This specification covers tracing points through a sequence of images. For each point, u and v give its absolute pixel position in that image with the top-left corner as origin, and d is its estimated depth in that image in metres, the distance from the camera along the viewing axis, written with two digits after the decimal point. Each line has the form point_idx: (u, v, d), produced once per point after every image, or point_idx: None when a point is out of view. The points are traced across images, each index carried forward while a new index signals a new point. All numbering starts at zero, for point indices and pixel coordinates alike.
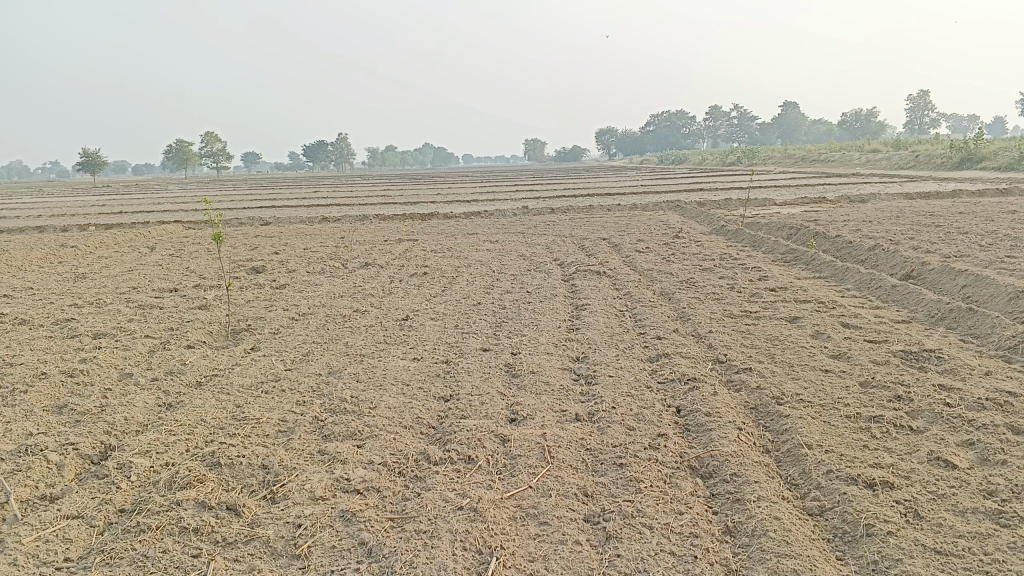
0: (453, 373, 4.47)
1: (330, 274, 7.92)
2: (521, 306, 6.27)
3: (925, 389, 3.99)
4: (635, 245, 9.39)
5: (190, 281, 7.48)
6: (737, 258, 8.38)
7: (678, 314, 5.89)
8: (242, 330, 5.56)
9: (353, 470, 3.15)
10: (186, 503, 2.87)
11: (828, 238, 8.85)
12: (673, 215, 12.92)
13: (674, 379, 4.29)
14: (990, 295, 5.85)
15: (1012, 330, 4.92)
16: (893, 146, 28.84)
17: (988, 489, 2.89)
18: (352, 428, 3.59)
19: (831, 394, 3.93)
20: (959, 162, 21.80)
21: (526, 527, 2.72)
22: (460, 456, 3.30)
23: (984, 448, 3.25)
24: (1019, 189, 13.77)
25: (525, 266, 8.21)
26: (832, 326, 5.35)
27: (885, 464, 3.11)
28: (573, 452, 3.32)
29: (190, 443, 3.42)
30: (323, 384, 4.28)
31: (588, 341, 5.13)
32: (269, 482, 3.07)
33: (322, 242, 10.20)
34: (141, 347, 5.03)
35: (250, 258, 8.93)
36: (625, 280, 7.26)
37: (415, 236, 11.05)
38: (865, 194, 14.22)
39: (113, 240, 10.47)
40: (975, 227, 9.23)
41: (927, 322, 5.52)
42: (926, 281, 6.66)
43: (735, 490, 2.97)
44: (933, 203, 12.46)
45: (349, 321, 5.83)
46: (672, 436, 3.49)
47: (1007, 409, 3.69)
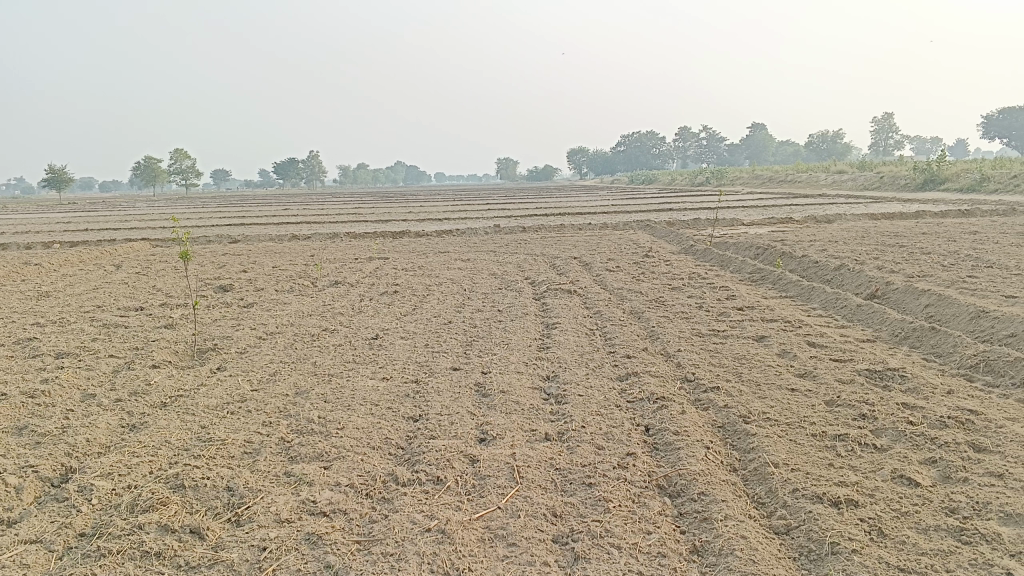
0: (423, 392, 4.46)
1: (299, 292, 7.87)
2: (492, 324, 6.27)
3: (889, 407, 4.05)
4: (605, 264, 9.46)
5: (156, 299, 7.40)
6: (706, 277, 8.46)
7: (647, 333, 5.92)
8: (208, 349, 5.50)
9: (320, 492, 3.12)
10: (148, 527, 2.82)
11: (795, 258, 8.97)
12: (643, 234, 13.03)
13: (643, 398, 4.31)
14: (952, 314, 5.96)
15: (973, 349, 5.01)
16: (858, 167, 29.33)
17: (950, 507, 2.93)
18: (319, 449, 3.56)
19: (797, 413, 3.97)
20: (922, 184, 22.22)
21: (494, 548, 2.71)
22: (428, 476, 3.28)
23: (946, 466, 3.30)
24: (980, 211, 14.06)
25: (496, 284, 8.22)
26: (798, 345, 5.41)
27: (850, 482, 3.14)
28: (542, 472, 3.32)
29: (153, 465, 3.37)
30: (290, 404, 4.24)
31: (558, 360, 5.14)
32: (234, 505, 3.02)
33: (291, 260, 10.14)
34: (105, 367, 4.96)
35: (218, 276, 8.86)
36: (595, 299, 7.29)
37: (386, 254, 11.02)
38: (831, 214, 14.44)
39: (78, 257, 10.32)
40: (937, 247, 9.40)
41: (891, 341, 5.60)
42: (890, 300, 6.77)
43: (702, 509, 2.99)
44: (898, 223, 12.69)
45: (318, 340, 5.80)
46: (640, 455, 3.50)
47: (968, 427, 3.76)
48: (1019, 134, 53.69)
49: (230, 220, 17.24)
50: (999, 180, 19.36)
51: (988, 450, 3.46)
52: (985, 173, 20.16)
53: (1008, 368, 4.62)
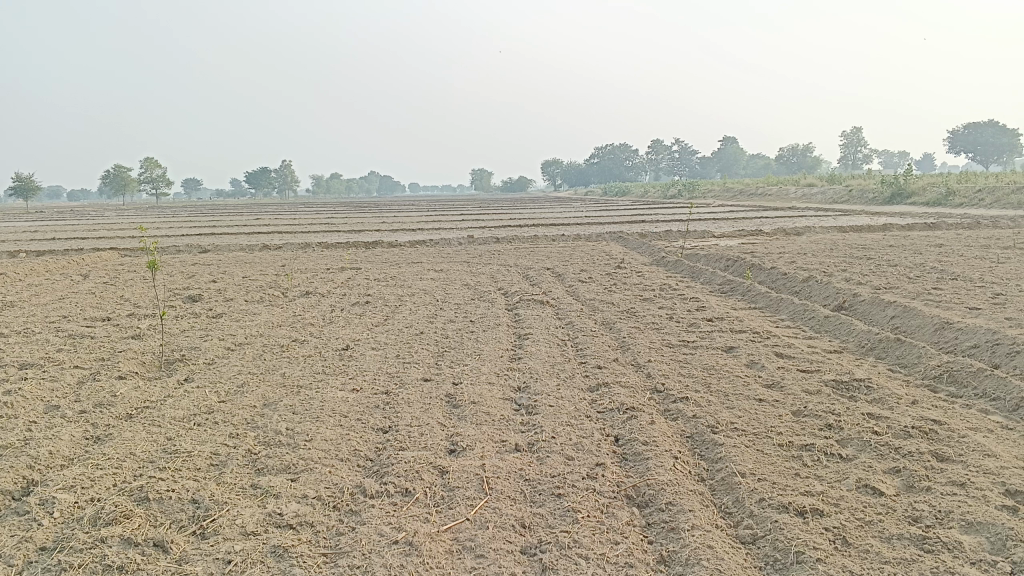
0: (392, 403, 4.44)
1: (269, 302, 7.82)
2: (463, 335, 6.27)
3: (855, 418, 4.10)
4: (577, 275, 9.50)
5: (124, 309, 7.31)
6: (677, 288, 8.53)
7: (618, 343, 5.95)
8: (176, 361, 5.44)
9: (287, 505, 3.09)
10: (111, 540, 2.78)
11: (764, 269, 9.07)
12: (615, 245, 13.10)
13: (613, 408, 4.33)
14: (917, 325, 6.06)
15: (938, 360, 5.10)
16: (827, 180, 29.74)
17: (913, 515, 2.97)
18: (286, 461, 3.53)
19: (764, 423, 4.01)
20: (889, 197, 22.58)
21: (462, 560, 2.70)
22: (397, 488, 3.27)
23: (909, 475, 3.35)
24: (945, 224, 14.30)
25: (468, 295, 8.22)
26: (767, 356, 5.46)
27: (815, 492, 3.17)
28: (511, 483, 3.32)
29: (118, 477, 3.32)
30: (259, 416, 4.20)
31: (529, 371, 5.15)
32: (199, 517, 2.99)
33: (261, 271, 10.07)
34: (70, 378, 4.88)
35: (186, 286, 8.78)
36: (567, 310, 7.33)
37: (358, 264, 10.97)
38: (800, 227, 14.63)
39: (43, 267, 10.16)
40: (903, 260, 9.54)
41: (858, 352, 5.68)
42: (857, 311, 6.87)
43: (670, 518, 3.00)
44: (865, 236, 12.88)
45: (287, 351, 5.75)
46: (609, 465, 3.51)
47: (931, 437, 3.82)
48: (985, 149, 54.70)
49: (201, 230, 17.09)
50: (964, 195, 19.71)
51: (950, 460, 3.51)
52: (950, 188, 20.52)
53: (971, 379, 4.71)
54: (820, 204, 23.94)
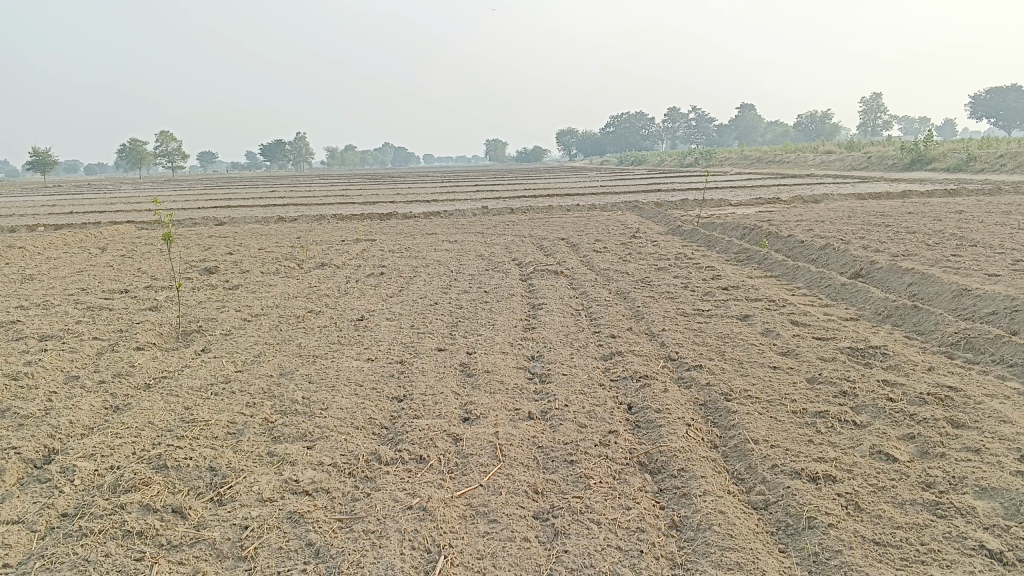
0: (407, 372, 4.47)
1: (285, 273, 7.87)
2: (478, 305, 6.28)
3: (870, 384, 4.09)
4: (592, 245, 9.48)
5: (141, 282, 7.36)
6: (692, 257, 8.49)
7: (633, 312, 5.94)
8: (193, 331, 5.49)
9: (302, 472, 3.13)
10: (130, 506, 2.82)
11: (781, 238, 9.01)
12: (630, 215, 13.04)
13: (627, 376, 4.33)
14: (935, 292, 6.01)
15: (955, 327, 5.06)
16: (845, 147, 29.38)
17: (927, 481, 2.96)
18: (302, 429, 3.57)
19: (778, 390, 4.01)
20: (909, 163, 22.34)
21: (476, 525, 2.72)
22: (411, 455, 3.29)
23: (924, 442, 3.33)
24: (966, 190, 14.11)
25: (483, 266, 8.22)
26: (782, 324, 5.44)
27: (829, 459, 3.17)
28: (524, 450, 3.34)
29: (137, 446, 3.37)
30: (274, 385, 4.24)
31: (544, 340, 5.16)
32: (216, 484, 3.03)
33: (277, 242, 10.11)
34: (89, 349, 4.94)
35: (203, 258, 8.82)
36: (582, 279, 7.32)
37: (373, 235, 10.99)
38: (818, 194, 14.52)
39: (63, 241, 10.25)
40: (922, 227, 9.44)
41: (874, 319, 5.65)
42: (874, 279, 6.82)
43: (682, 484, 3.01)
44: (884, 202, 12.73)
45: (303, 321, 5.78)
46: (622, 433, 3.52)
47: (947, 403, 3.80)
48: (1008, 114, 53.81)
49: (217, 202, 17.13)
50: (985, 160, 19.46)
51: (965, 427, 3.50)
52: (971, 153, 20.26)
53: (988, 346, 4.67)
54: (838, 171, 23.69)
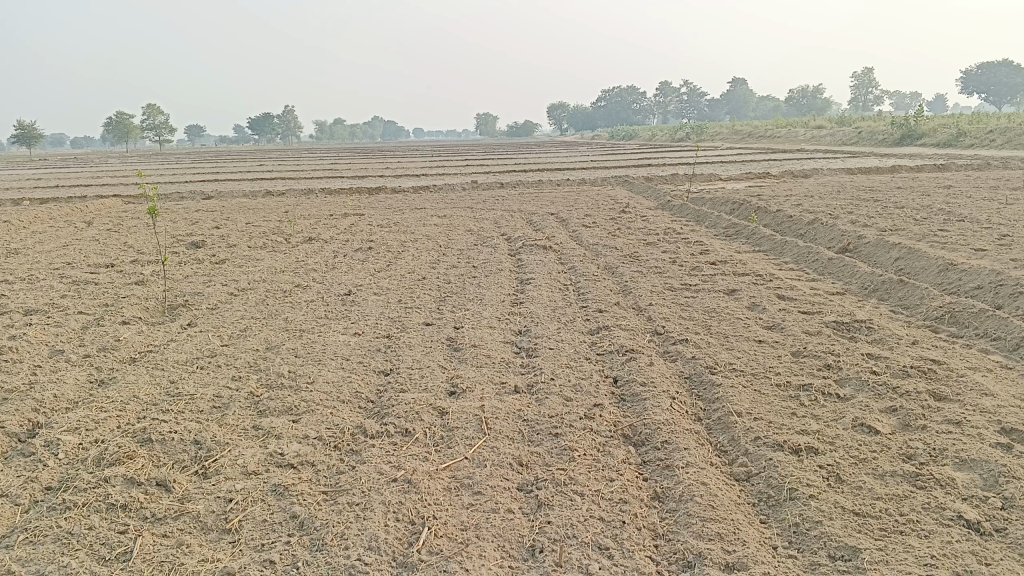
0: (394, 347, 4.47)
1: (272, 248, 7.83)
2: (465, 280, 6.27)
3: (854, 357, 4.11)
4: (581, 220, 9.46)
5: (127, 256, 7.31)
6: (681, 232, 8.49)
7: (620, 287, 5.95)
8: (179, 306, 5.47)
9: (288, 445, 3.13)
10: (114, 479, 2.82)
11: (769, 212, 9.01)
12: (620, 190, 13.01)
13: (613, 350, 4.34)
14: (921, 267, 6.03)
15: (940, 301, 5.08)
16: (836, 122, 29.33)
17: (908, 453, 2.99)
18: (288, 403, 3.57)
19: (762, 363, 4.04)
20: (899, 138, 22.33)
21: (460, 497, 2.74)
22: (396, 428, 3.30)
23: (906, 414, 3.36)
24: (956, 166, 14.12)
25: (472, 241, 8.20)
26: (768, 298, 5.46)
27: (811, 431, 3.19)
28: (510, 423, 3.35)
29: (121, 420, 3.36)
30: (261, 359, 4.24)
31: (531, 314, 5.16)
32: (200, 458, 3.03)
33: (265, 217, 10.04)
34: (74, 323, 4.91)
35: (190, 232, 8.77)
36: (571, 254, 7.31)
37: (362, 210, 10.92)
38: (808, 169, 14.51)
39: (48, 215, 10.15)
40: (911, 202, 9.45)
41: (861, 293, 5.67)
42: (861, 254, 6.84)
43: (665, 456, 3.03)
44: (873, 178, 12.74)
45: (290, 296, 5.76)
46: (607, 406, 3.54)
47: (930, 376, 3.83)
48: (998, 89, 53.80)
49: (205, 176, 17.01)
50: (975, 135, 19.48)
51: (947, 400, 3.52)
52: (961, 128, 20.27)
53: (972, 320, 4.71)
54: (828, 146, 23.67)
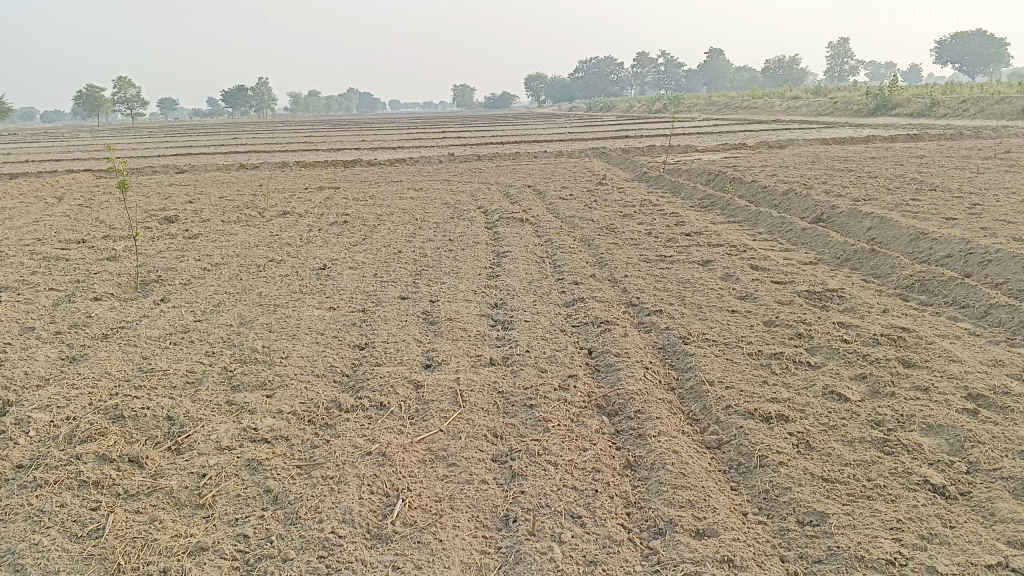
0: (369, 321, 4.46)
1: (246, 222, 7.76)
2: (441, 254, 6.25)
3: (826, 326, 4.16)
4: (558, 191, 9.45)
5: (98, 231, 7.22)
6: (657, 203, 8.51)
7: (596, 259, 5.96)
8: (152, 281, 5.41)
9: (261, 420, 3.12)
10: (86, 457, 2.81)
11: (745, 183, 9.04)
12: (597, 161, 12.99)
13: (588, 322, 4.36)
14: (893, 236, 6.09)
15: (911, 269, 5.14)
16: (812, 92, 29.42)
17: (876, 420, 3.03)
18: (261, 378, 3.55)
19: (735, 332, 4.07)
20: (874, 108, 22.42)
21: (435, 469, 2.75)
22: (371, 402, 3.30)
23: (875, 381, 3.41)
24: (930, 135, 14.21)
25: (448, 213, 8.17)
26: (742, 268, 5.49)
27: (782, 399, 3.23)
28: (485, 395, 3.36)
29: (93, 397, 3.34)
30: (234, 334, 4.21)
31: (507, 287, 5.16)
32: (174, 433, 3.02)
33: (238, 191, 9.94)
34: (45, 300, 4.85)
35: (162, 207, 8.65)
36: (547, 227, 7.31)
37: (337, 183, 10.84)
38: (783, 140, 14.57)
39: (17, 190, 9.97)
40: (884, 172, 9.50)
41: (833, 263, 5.72)
42: (835, 223, 6.89)
43: (638, 426, 3.06)
44: (847, 148, 12.81)
45: (263, 271, 5.72)
46: (581, 377, 3.56)
47: (899, 343, 3.88)
48: (972, 59, 54.12)
49: (178, 150, 16.76)
50: (948, 104, 19.60)
51: (916, 366, 3.58)
52: (936, 98, 20.37)
53: (942, 288, 4.77)
54: (803, 117, 23.72)
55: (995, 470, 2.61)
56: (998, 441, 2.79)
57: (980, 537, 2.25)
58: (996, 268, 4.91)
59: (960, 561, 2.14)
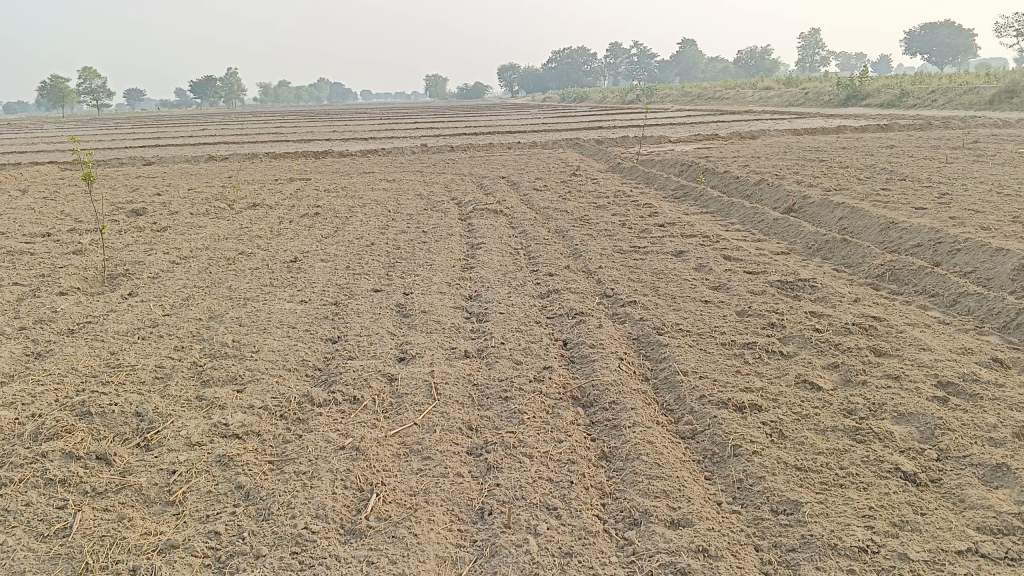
0: (342, 314, 4.42)
1: (216, 214, 7.66)
2: (415, 246, 6.21)
3: (798, 316, 4.18)
4: (532, 183, 9.43)
5: (64, 225, 7.09)
6: (630, 194, 8.53)
7: (570, 251, 5.96)
8: (119, 276, 5.32)
9: (232, 415, 3.08)
10: (51, 454, 2.75)
11: (717, 174, 9.07)
12: (571, 152, 12.98)
13: (562, 313, 4.35)
14: (864, 225, 6.14)
15: (881, 258, 5.19)
16: (783, 83, 29.62)
17: (849, 408, 3.06)
18: (232, 372, 3.51)
19: (709, 323, 4.08)
20: (844, 99, 22.62)
21: (409, 463, 2.73)
22: (345, 396, 3.27)
23: (847, 370, 3.44)
24: (898, 126, 14.35)
25: (422, 205, 8.12)
26: (715, 259, 5.51)
27: (755, 388, 3.25)
28: (459, 388, 3.34)
29: (59, 393, 3.27)
30: (204, 328, 4.15)
31: (482, 279, 5.14)
32: (142, 430, 2.97)
33: (208, 183, 9.81)
34: (9, 296, 4.75)
35: (130, 200, 8.52)
36: (521, 218, 7.29)
37: (308, 174, 10.73)
38: (755, 130, 14.65)
39: None
40: (854, 162, 9.59)
41: (805, 253, 5.76)
42: (806, 213, 6.93)
43: (613, 417, 3.06)
44: (818, 139, 12.91)
45: (234, 264, 5.64)
46: (556, 368, 3.55)
47: (870, 332, 3.92)
48: (940, 50, 54.70)
49: (146, 142, 16.50)
50: (917, 95, 19.82)
51: (886, 355, 3.61)
52: (904, 89, 20.57)
53: (912, 277, 4.82)
54: (774, 108, 23.87)
55: (964, 457, 2.64)
56: (968, 429, 2.83)
57: (951, 524, 2.28)
58: (964, 257, 4.97)
59: (932, 548, 2.16)
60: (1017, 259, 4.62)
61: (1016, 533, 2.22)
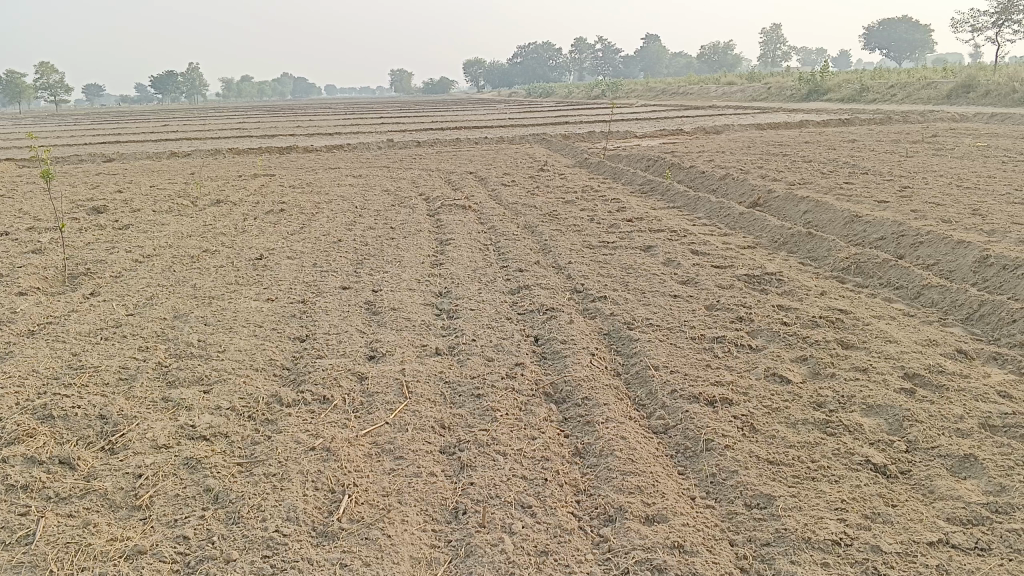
0: (310, 312, 4.36)
1: (179, 212, 7.53)
2: (383, 242, 6.15)
3: (766, 309, 4.21)
4: (499, 178, 9.40)
5: (21, 223, 6.92)
6: (598, 189, 8.53)
7: (540, 246, 5.94)
8: (80, 275, 5.20)
9: (200, 416, 3.03)
10: (12, 459, 2.68)
11: (683, 169, 9.11)
12: (537, 148, 12.97)
13: (533, 309, 4.34)
14: (829, 219, 6.21)
15: (846, 252, 5.25)
16: (747, 78, 29.87)
17: (818, 401, 3.08)
18: (199, 372, 3.44)
19: (679, 317, 4.10)
20: (806, 94, 22.88)
21: (381, 463, 2.70)
22: (315, 396, 3.23)
23: (815, 363, 3.46)
24: (860, 120, 14.53)
25: (389, 201, 8.06)
26: (683, 253, 5.53)
27: (725, 382, 3.26)
28: (431, 386, 3.31)
29: (20, 396, 3.19)
30: (168, 328, 4.07)
31: (451, 275, 5.11)
32: (107, 433, 2.91)
33: (170, 179, 9.64)
34: None
35: (89, 197, 8.34)
36: (490, 214, 7.26)
37: (273, 171, 10.59)
38: (719, 125, 14.75)
39: None
40: (818, 156, 9.69)
41: (771, 247, 5.80)
42: (771, 208, 6.99)
43: (585, 413, 3.05)
44: (781, 133, 13.02)
45: (198, 262, 5.55)
46: (528, 365, 3.53)
47: (837, 325, 3.96)
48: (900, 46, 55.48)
49: (105, 137, 16.20)
50: (877, 90, 20.08)
51: (854, 347, 3.65)
52: (865, 84, 20.82)
53: (877, 270, 4.88)
54: (737, 103, 24.05)
55: (933, 449, 2.68)
56: (935, 420, 2.86)
57: (921, 515, 2.30)
58: (927, 250, 5.04)
59: (903, 540, 2.18)
60: (979, 252, 4.69)
61: (984, 523, 2.26)
